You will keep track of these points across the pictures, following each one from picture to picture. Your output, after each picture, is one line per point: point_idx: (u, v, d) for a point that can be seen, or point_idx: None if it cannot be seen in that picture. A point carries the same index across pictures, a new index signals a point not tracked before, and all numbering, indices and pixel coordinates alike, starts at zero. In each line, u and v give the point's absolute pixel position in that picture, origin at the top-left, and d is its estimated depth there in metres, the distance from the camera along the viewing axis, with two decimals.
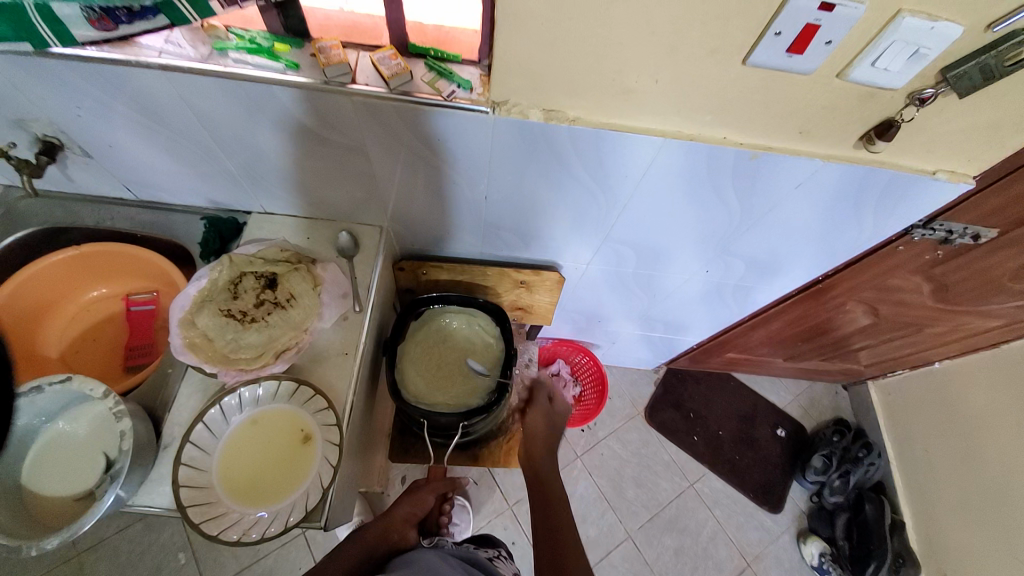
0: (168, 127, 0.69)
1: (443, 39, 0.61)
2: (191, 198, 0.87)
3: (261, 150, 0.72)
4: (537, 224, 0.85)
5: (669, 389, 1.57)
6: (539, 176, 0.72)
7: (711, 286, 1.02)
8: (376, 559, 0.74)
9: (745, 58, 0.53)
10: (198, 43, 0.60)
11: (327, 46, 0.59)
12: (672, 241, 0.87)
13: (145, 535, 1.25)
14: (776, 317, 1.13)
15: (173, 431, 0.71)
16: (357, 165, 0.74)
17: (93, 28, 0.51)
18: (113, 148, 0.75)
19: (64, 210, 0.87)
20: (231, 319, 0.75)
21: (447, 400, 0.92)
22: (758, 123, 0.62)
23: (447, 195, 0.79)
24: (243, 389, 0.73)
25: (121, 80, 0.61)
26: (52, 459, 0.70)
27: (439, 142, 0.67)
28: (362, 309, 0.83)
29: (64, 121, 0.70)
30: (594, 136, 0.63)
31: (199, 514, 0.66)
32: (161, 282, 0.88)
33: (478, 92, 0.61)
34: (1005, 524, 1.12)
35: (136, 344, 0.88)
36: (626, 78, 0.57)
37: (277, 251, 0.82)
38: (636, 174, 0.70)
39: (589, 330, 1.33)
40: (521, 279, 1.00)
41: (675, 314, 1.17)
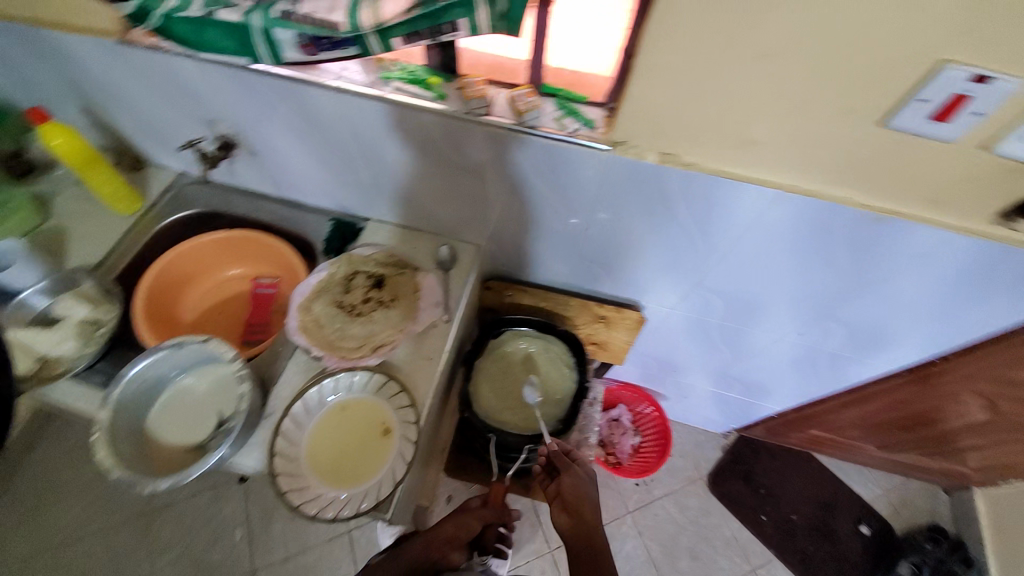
0: (321, 137, 0.80)
1: (575, 81, 0.66)
2: (322, 200, 0.98)
3: (391, 165, 0.81)
4: (629, 262, 0.87)
5: (738, 458, 1.46)
6: (642, 215, 0.75)
7: (801, 351, 0.97)
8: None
9: (881, 120, 0.53)
10: (368, 71, 0.69)
11: (473, 82, 0.68)
12: (767, 297, 0.84)
13: (212, 504, 1.35)
14: (874, 396, 1.04)
15: (276, 403, 0.79)
16: (473, 186, 0.81)
17: (299, 51, 0.58)
18: (273, 151, 0.88)
19: (220, 199, 1.02)
20: (341, 310, 0.84)
21: (515, 419, 0.96)
22: (882, 185, 0.61)
23: (548, 223, 0.84)
24: (340, 374, 0.79)
25: (298, 94, 0.72)
26: (174, 408, 0.79)
27: (554, 175, 0.72)
28: (450, 317, 0.87)
29: (241, 125, 0.84)
30: (707, 182, 0.65)
31: (286, 484, 0.72)
32: (283, 270, 1.00)
33: (601, 131, 0.65)
34: None
35: (255, 321, 0.99)
36: (748, 130, 0.58)
37: (387, 255, 0.92)
38: (742, 224, 0.70)
39: (659, 379, 1.30)
40: (602, 314, 1.00)
41: (757, 375, 1.11)
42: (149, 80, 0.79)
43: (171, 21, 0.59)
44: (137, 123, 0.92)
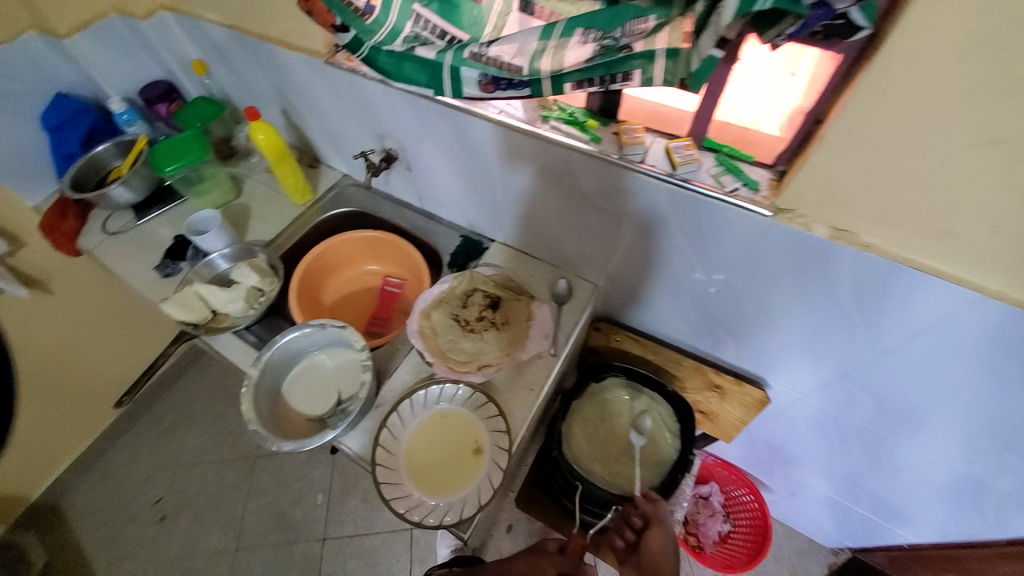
0: (473, 161, 0.86)
1: (742, 139, 0.63)
2: (458, 217, 1.05)
3: (531, 195, 0.85)
4: (762, 334, 0.79)
5: None
6: (792, 289, 0.68)
7: (966, 485, 0.80)
8: None
9: None
10: (529, 108, 0.74)
11: (631, 129, 0.68)
12: (934, 411, 0.71)
13: (304, 464, 1.49)
14: None
15: (386, 396, 0.84)
16: (607, 228, 0.80)
17: (478, 88, 0.61)
18: (427, 168, 0.97)
19: (371, 202, 1.15)
20: (455, 323, 0.88)
21: (603, 472, 0.92)
22: None
23: (679, 278, 0.80)
24: (447, 384, 0.83)
25: (462, 122, 0.79)
26: (305, 379, 0.88)
27: (698, 231, 0.69)
28: (556, 353, 0.87)
29: (406, 142, 0.94)
30: (885, 268, 0.57)
31: (383, 476, 0.76)
32: (411, 274, 1.08)
33: (764, 194, 0.61)
34: None
35: (379, 316, 1.08)
36: (953, 221, 0.50)
37: (506, 279, 0.95)
38: (920, 321, 0.60)
39: (766, 467, 1.15)
40: (717, 383, 0.92)
41: (897, 496, 0.93)
42: (344, 98, 0.93)
43: (375, 52, 0.62)
44: (321, 128, 1.08)
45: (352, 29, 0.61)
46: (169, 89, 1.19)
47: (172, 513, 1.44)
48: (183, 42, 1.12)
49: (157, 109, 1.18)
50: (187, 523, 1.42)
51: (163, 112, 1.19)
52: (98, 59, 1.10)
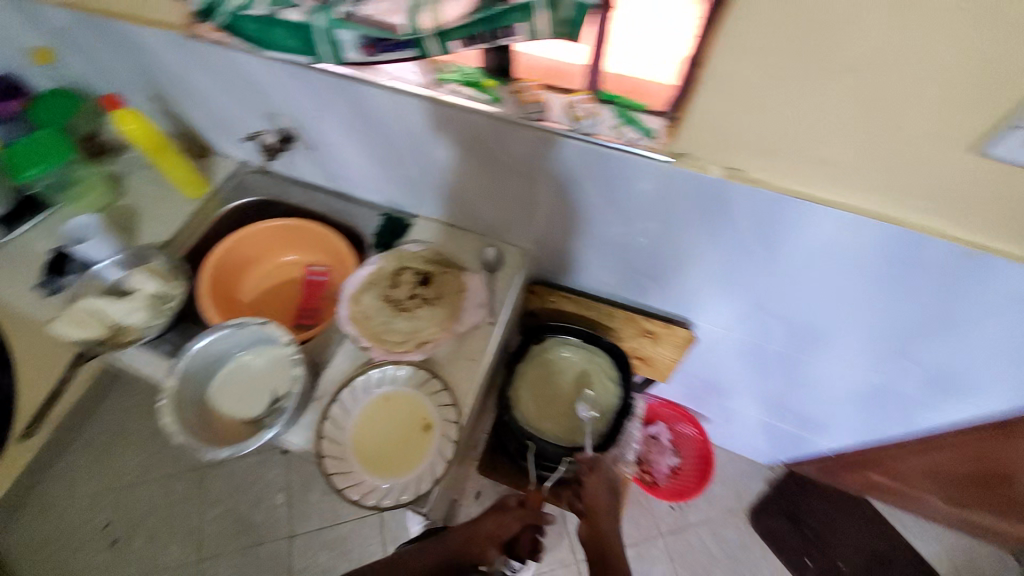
0: (379, 134, 0.83)
1: (637, 88, 0.60)
2: (376, 195, 1.02)
3: (443, 162, 0.83)
4: (682, 277, 0.84)
5: (783, 493, 1.37)
6: (701, 230, 0.72)
7: (866, 387, 0.90)
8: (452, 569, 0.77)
9: (982, 147, 0.48)
10: (422, 71, 0.69)
11: (528, 86, 0.65)
12: (833, 326, 0.79)
13: (257, 469, 1.43)
14: (947, 449, 0.94)
15: (327, 386, 0.82)
16: (525, 190, 0.81)
17: (359, 52, 0.63)
18: (333, 146, 0.92)
19: (278, 188, 1.09)
20: (388, 305, 0.86)
21: (553, 428, 0.96)
22: (982, 218, 0.55)
23: (601, 233, 0.82)
24: (386, 367, 0.81)
25: (355, 93, 0.76)
26: (233, 384, 0.84)
27: (610, 184, 0.71)
28: (494, 320, 0.88)
29: (306, 120, 0.88)
30: (774, 200, 0.61)
31: (333, 467, 0.75)
32: (335, 259, 1.03)
33: (662, 141, 0.62)
34: None
35: (307, 308, 1.03)
36: (825, 148, 0.55)
37: (434, 253, 0.94)
38: (812, 246, 0.66)
39: (703, 400, 1.24)
40: (648, 329, 0.97)
41: (812, 408, 1.04)
42: (224, 77, 0.85)
43: (244, 19, 0.65)
44: (204, 112, 0.98)
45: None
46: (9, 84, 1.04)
47: (124, 534, 1.35)
48: (19, 31, 0.96)
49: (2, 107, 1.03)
50: (141, 543, 1.34)
51: (9, 109, 1.03)
52: None
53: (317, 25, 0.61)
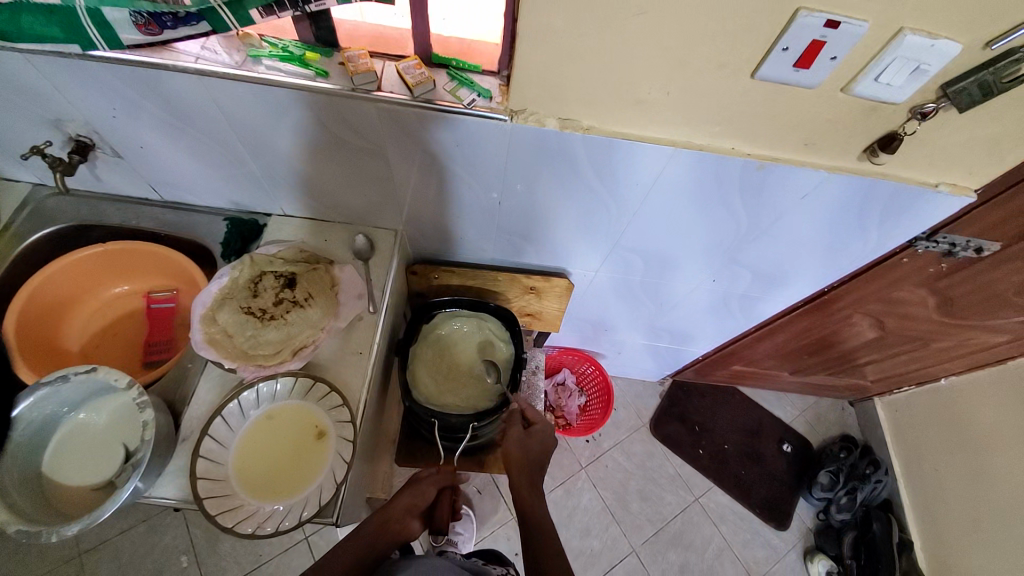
0: (195, 128, 0.72)
1: (466, 51, 0.64)
2: (213, 198, 0.90)
3: (280, 152, 0.75)
4: (549, 231, 0.87)
5: (674, 401, 1.57)
6: (553, 184, 0.75)
7: (716, 297, 1.04)
8: (376, 556, 0.74)
9: (754, 72, 0.56)
10: (232, 50, 0.63)
11: (355, 56, 0.62)
12: (681, 250, 0.89)
13: (148, 536, 1.25)
14: (782, 329, 1.14)
15: (192, 424, 0.73)
16: (378, 169, 0.77)
17: (138, 31, 0.54)
18: (143, 150, 0.78)
19: (89, 209, 0.91)
20: (250, 317, 0.78)
21: (456, 400, 0.97)
22: (766, 134, 0.65)
23: (464, 201, 0.82)
24: (261, 385, 0.74)
25: (154, 82, 0.64)
26: (72, 448, 0.71)
27: (459, 149, 0.70)
28: (375, 309, 0.84)
29: (96, 122, 0.73)
30: (608, 144, 0.66)
31: (215, 506, 0.67)
32: (181, 280, 0.91)
33: (498, 101, 0.64)
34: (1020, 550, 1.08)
35: (155, 341, 0.90)
36: (640, 90, 0.59)
37: (296, 251, 0.86)
38: (648, 182, 0.72)
39: (596, 340, 1.35)
40: (531, 285, 1.01)
41: (681, 324, 1.18)
42: None
43: None
44: None
45: None
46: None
47: None
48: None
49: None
50: None
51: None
52: None
53: (77, 4, 0.51)
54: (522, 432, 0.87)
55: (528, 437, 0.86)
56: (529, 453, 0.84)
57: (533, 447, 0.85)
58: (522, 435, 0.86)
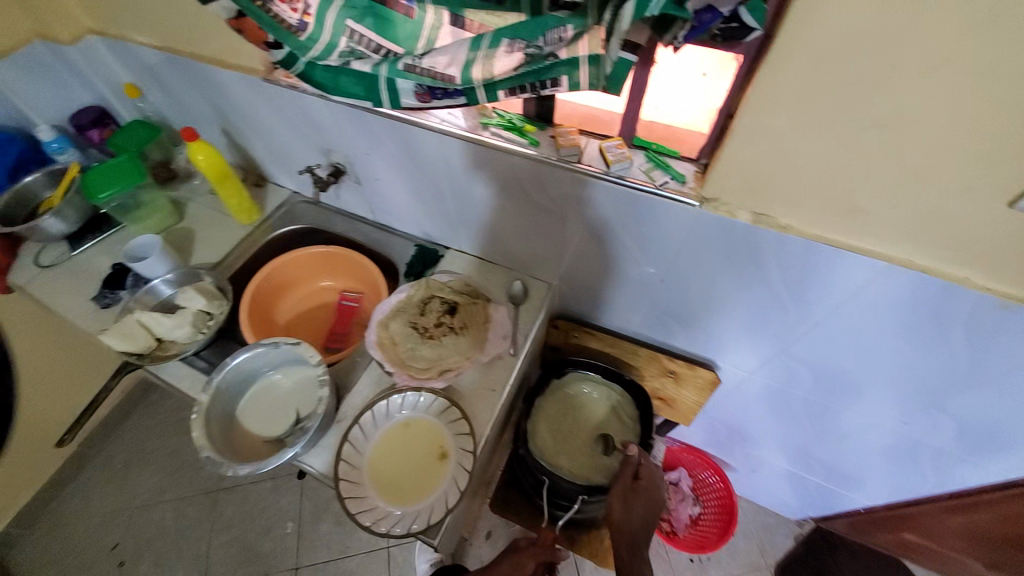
0: (419, 169, 0.88)
1: (669, 136, 0.67)
2: (411, 226, 1.06)
3: (479, 200, 0.87)
4: (706, 319, 0.84)
5: (811, 550, 1.30)
6: (726, 273, 0.72)
7: (900, 441, 0.86)
8: None
9: (1014, 201, 0.48)
10: (470, 117, 0.76)
11: (566, 132, 0.71)
12: (865, 376, 0.77)
13: (270, 494, 1.44)
14: (990, 510, 0.89)
15: (347, 410, 0.84)
16: (554, 228, 0.83)
17: (415, 99, 0.62)
18: (376, 180, 0.98)
19: (323, 218, 1.15)
20: (414, 331, 0.88)
21: (569, 466, 0.95)
22: (1016, 271, 0.54)
23: (627, 273, 0.84)
24: (408, 393, 0.83)
25: (406, 133, 0.81)
26: (260, 400, 0.87)
27: (638, 224, 0.73)
28: (516, 352, 0.89)
29: (353, 155, 0.94)
30: (803, 246, 0.62)
31: (347, 491, 0.75)
32: (368, 287, 1.08)
33: (691, 186, 0.65)
34: None
35: (338, 331, 1.07)
36: (855, 198, 0.56)
37: (462, 284, 0.96)
38: (842, 294, 0.66)
39: (727, 447, 1.21)
40: (671, 368, 0.97)
41: (843, 460, 1.00)
42: (284, 112, 0.92)
43: (311, 68, 0.63)
44: (265, 146, 1.06)
45: (284, 43, 0.58)
46: (102, 114, 1.16)
47: (131, 557, 1.35)
48: (114, 66, 1.08)
49: (89, 135, 1.15)
50: (147, 568, 1.33)
51: (95, 137, 1.15)
52: (18, 85, 1.04)
53: (381, 74, 0.59)
54: (629, 487, 0.82)
55: (634, 494, 0.82)
56: (632, 512, 0.80)
57: (637, 506, 0.80)
58: (629, 490, 0.82)
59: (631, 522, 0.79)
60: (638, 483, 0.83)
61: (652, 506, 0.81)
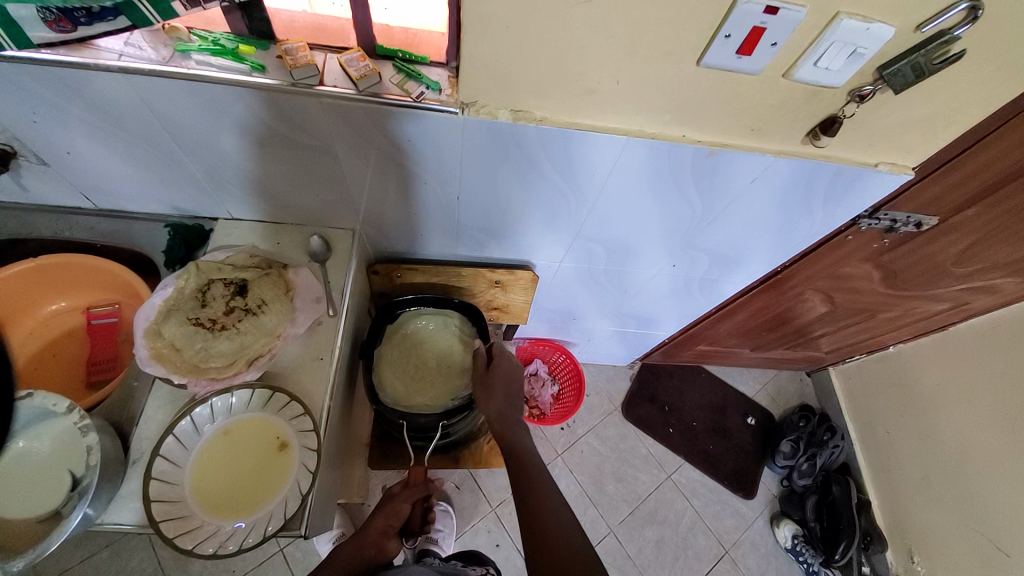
0: (126, 131, 0.67)
1: (410, 40, 0.63)
2: (152, 203, 0.84)
3: (223, 154, 0.71)
4: (509, 223, 0.86)
5: (644, 384, 1.61)
6: (509, 174, 0.74)
7: (678, 280, 1.06)
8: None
9: (699, 59, 0.57)
10: (159, 46, 0.59)
11: (293, 48, 0.60)
12: (641, 237, 0.90)
13: (111, 563, 1.16)
14: (741, 308, 1.18)
15: (142, 446, 0.69)
16: (328, 168, 0.73)
17: (50, 29, 0.52)
18: (70, 155, 0.72)
19: (17, 221, 0.83)
20: (200, 328, 0.73)
21: (426, 401, 0.96)
22: (716, 122, 0.66)
23: (420, 198, 0.80)
24: (215, 398, 0.71)
25: (76, 84, 0.59)
26: (13, 478, 0.67)
27: (409, 145, 0.68)
28: (336, 312, 0.82)
29: (16, 131, 0.67)
30: (561, 135, 0.66)
31: (173, 529, 0.64)
32: (123, 293, 0.86)
33: (447, 93, 0.63)
34: (971, 501, 1.17)
35: (98, 359, 0.85)
36: (589, 79, 0.60)
37: (245, 256, 0.81)
38: (603, 172, 0.73)
39: (564, 329, 1.35)
40: (496, 279, 1.01)
41: (646, 309, 1.21)
42: None
43: None
44: None
45: None
46: None
47: None
48: None
49: None
50: None
51: None
52: None
53: None
54: (485, 376, 0.91)
55: (490, 380, 0.90)
56: (493, 395, 0.88)
57: (496, 388, 0.88)
58: (485, 379, 0.90)
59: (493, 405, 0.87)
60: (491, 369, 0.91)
61: (509, 380, 0.90)
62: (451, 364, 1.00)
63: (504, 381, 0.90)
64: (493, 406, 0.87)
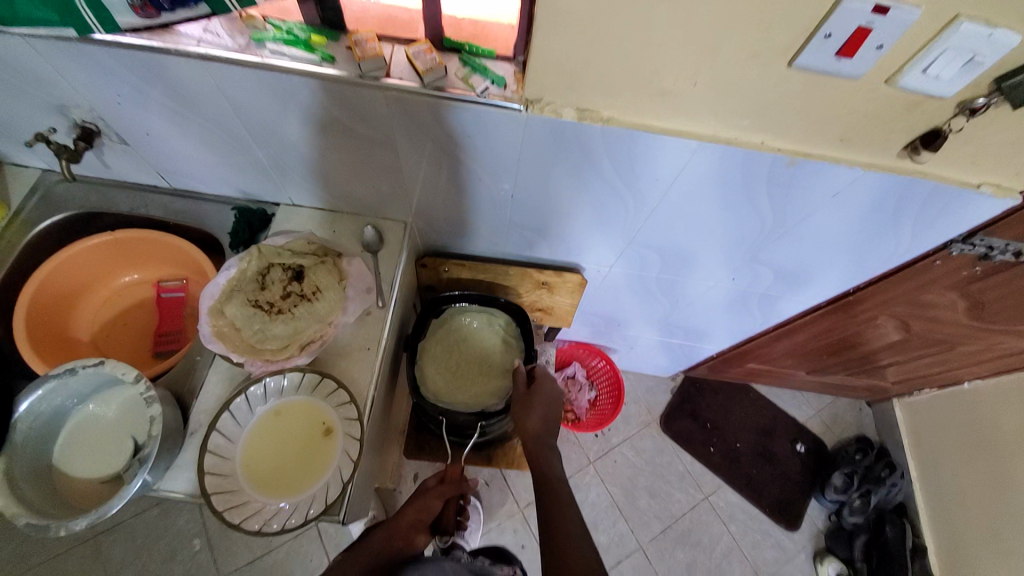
0: (201, 116, 0.70)
1: (479, 33, 0.62)
2: (221, 186, 0.88)
3: (289, 142, 0.73)
4: (561, 224, 0.84)
5: (686, 398, 1.54)
6: (566, 174, 0.71)
7: (734, 294, 1.00)
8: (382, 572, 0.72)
9: (791, 61, 0.52)
10: (236, 34, 0.61)
11: (363, 39, 0.60)
12: (699, 246, 0.85)
13: (162, 519, 1.24)
14: (803, 328, 1.09)
15: (199, 419, 0.72)
16: (386, 159, 0.74)
17: (137, 15, 0.55)
18: (149, 136, 0.76)
19: (98, 196, 0.89)
20: (258, 310, 0.76)
21: (466, 400, 0.95)
22: (799, 129, 0.61)
23: (473, 194, 0.79)
24: (268, 380, 0.73)
25: (158, 68, 0.62)
26: (78, 441, 0.71)
27: (468, 139, 0.67)
28: (384, 304, 0.83)
29: (103, 110, 0.72)
30: (627, 136, 0.63)
31: (223, 502, 0.67)
32: (191, 270, 0.91)
33: (512, 89, 0.61)
34: None
35: (166, 330, 0.90)
36: (663, 79, 0.56)
37: (304, 243, 0.82)
38: (667, 177, 0.69)
39: (607, 334, 1.32)
40: (543, 280, 0.99)
41: (696, 321, 1.15)
42: None
43: None
44: None
45: None
46: None
47: None
48: None
49: None
50: None
51: None
52: None
53: None
54: (525, 392, 0.87)
55: (531, 397, 0.86)
56: (532, 411, 0.84)
57: (535, 405, 0.84)
58: (526, 395, 0.87)
59: (531, 420, 0.83)
60: (533, 387, 0.87)
61: (550, 403, 0.86)
62: (497, 367, 0.97)
63: (548, 400, 0.86)
64: (533, 424, 0.82)
